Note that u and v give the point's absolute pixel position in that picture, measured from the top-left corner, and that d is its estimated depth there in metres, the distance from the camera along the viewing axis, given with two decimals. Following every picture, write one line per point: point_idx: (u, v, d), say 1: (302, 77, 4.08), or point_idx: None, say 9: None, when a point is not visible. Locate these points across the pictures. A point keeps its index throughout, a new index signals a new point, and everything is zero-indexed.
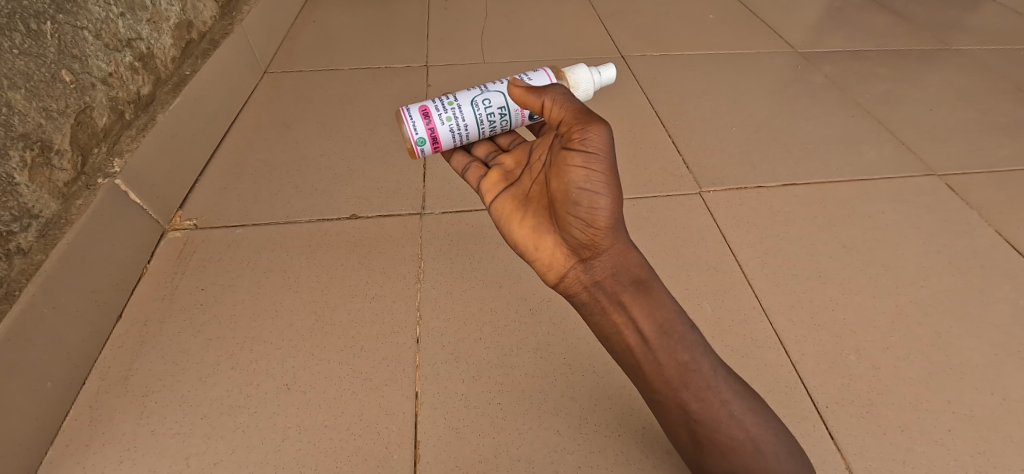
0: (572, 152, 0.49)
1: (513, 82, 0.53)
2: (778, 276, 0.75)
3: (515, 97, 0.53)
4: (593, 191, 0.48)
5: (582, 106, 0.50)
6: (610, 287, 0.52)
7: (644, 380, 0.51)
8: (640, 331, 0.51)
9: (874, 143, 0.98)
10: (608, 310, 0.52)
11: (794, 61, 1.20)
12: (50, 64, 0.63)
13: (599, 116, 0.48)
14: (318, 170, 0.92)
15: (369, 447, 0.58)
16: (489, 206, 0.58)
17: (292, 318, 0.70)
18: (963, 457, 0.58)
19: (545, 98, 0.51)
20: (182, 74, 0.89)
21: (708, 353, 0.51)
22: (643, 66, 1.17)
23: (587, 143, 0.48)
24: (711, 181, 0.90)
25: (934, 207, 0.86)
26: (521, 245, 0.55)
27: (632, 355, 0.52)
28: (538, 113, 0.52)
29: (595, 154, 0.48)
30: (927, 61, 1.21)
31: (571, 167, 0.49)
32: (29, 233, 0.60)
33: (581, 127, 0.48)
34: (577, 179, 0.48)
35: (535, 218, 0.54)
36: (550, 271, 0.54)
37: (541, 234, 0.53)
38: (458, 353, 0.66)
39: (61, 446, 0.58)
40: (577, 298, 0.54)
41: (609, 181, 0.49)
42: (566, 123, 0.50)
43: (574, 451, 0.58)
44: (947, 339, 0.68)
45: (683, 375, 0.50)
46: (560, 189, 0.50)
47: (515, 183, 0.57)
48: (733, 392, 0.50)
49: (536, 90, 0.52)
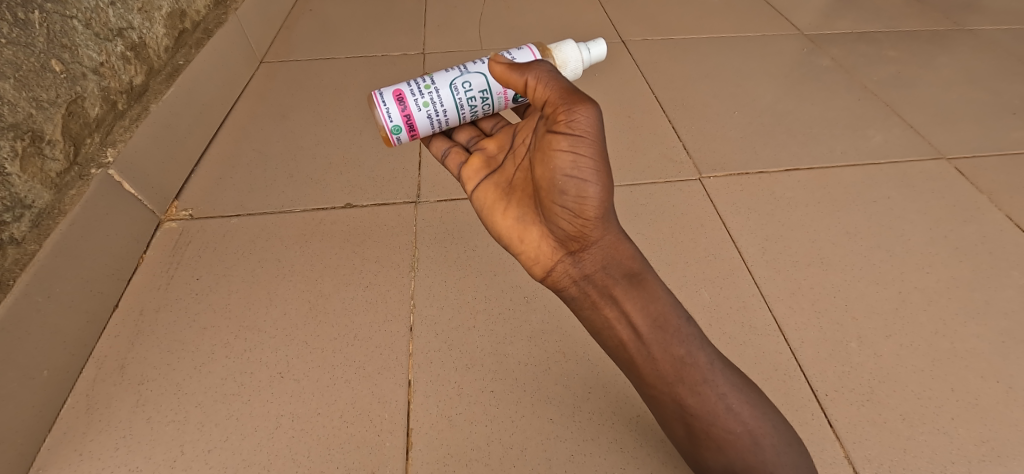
0: (558, 135, 0.47)
1: (495, 60, 0.51)
2: (778, 263, 0.73)
3: (497, 75, 0.51)
4: (581, 179, 0.47)
5: (567, 85, 0.48)
6: (600, 281, 0.51)
7: (638, 374, 0.51)
8: (632, 325, 0.50)
9: (881, 127, 0.95)
10: (599, 305, 0.52)
11: (799, 44, 1.17)
12: (39, 54, 0.63)
13: (587, 96, 0.46)
14: (313, 159, 0.91)
15: (361, 435, 0.58)
16: (471, 195, 0.57)
17: (286, 307, 0.70)
18: (966, 446, 0.57)
19: (529, 76, 0.50)
20: (177, 63, 0.89)
21: (704, 346, 0.50)
22: (643, 51, 1.15)
23: (574, 125, 0.46)
24: (711, 167, 0.88)
25: (943, 192, 0.83)
26: (505, 237, 0.54)
27: (625, 350, 0.51)
28: (521, 92, 0.51)
29: (582, 137, 0.46)
30: (937, 42, 1.18)
31: (555, 150, 0.47)
32: (22, 223, 0.60)
33: (568, 108, 0.46)
34: (563, 164, 0.47)
35: (520, 208, 0.52)
36: (536, 265, 0.53)
37: (526, 225, 0.52)
38: (451, 341, 0.66)
39: (59, 433, 0.58)
40: (567, 292, 0.53)
41: (597, 168, 0.47)
42: (551, 104, 0.48)
43: (568, 439, 0.58)
44: (953, 327, 0.67)
45: (678, 369, 0.49)
46: (546, 177, 0.48)
47: (498, 170, 0.56)
48: (730, 385, 0.49)
49: (519, 68, 0.50)
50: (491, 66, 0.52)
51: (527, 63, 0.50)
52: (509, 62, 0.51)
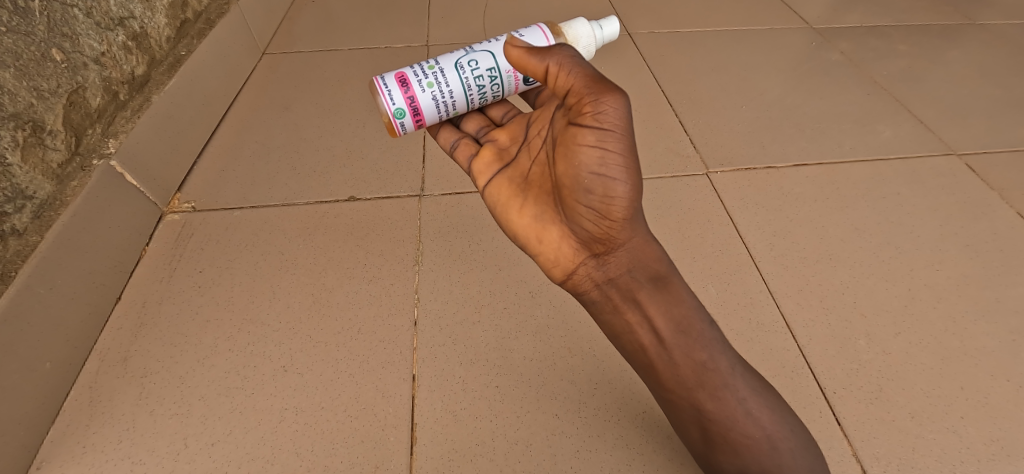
0: (583, 128, 0.45)
1: (512, 42, 0.48)
2: (786, 259, 0.73)
3: (514, 59, 0.48)
4: (608, 177, 0.45)
5: (593, 73, 0.45)
6: (624, 284, 0.51)
7: (657, 379, 0.50)
8: (655, 330, 0.50)
9: (891, 122, 0.94)
10: (621, 309, 0.51)
11: (808, 37, 1.16)
12: (40, 43, 0.62)
13: (615, 86, 0.43)
14: (317, 151, 0.90)
15: (365, 429, 0.58)
16: (486, 191, 0.56)
17: (289, 300, 0.69)
18: (976, 445, 0.56)
19: (550, 61, 0.46)
20: (179, 54, 0.88)
21: (726, 351, 0.50)
22: (649, 44, 1.14)
23: (601, 118, 0.44)
24: (718, 162, 0.87)
25: (953, 188, 0.82)
26: (524, 236, 0.53)
27: (644, 355, 0.51)
28: (540, 78, 0.48)
29: (609, 132, 0.44)
30: (948, 37, 1.16)
31: (582, 145, 0.45)
32: (23, 214, 0.59)
33: (594, 99, 0.43)
34: (588, 161, 0.45)
35: (539, 207, 0.51)
36: (557, 266, 0.52)
37: (546, 224, 0.51)
38: (455, 335, 0.65)
39: (62, 425, 0.58)
40: (588, 295, 0.52)
41: (626, 165, 0.45)
42: (575, 94, 0.45)
43: (573, 435, 0.57)
44: (962, 325, 0.66)
45: (700, 374, 0.48)
46: (569, 174, 0.47)
47: (514, 165, 0.55)
48: (750, 389, 0.48)
49: (539, 53, 0.47)
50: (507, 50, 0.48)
51: (547, 47, 0.47)
52: (529, 46, 0.48)
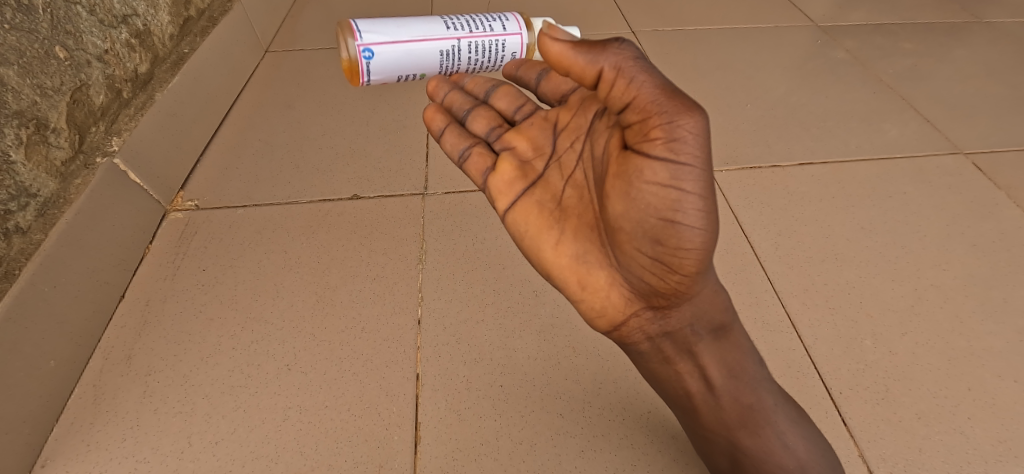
0: (651, 161, 0.37)
1: (551, 35, 0.38)
2: (792, 259, 0.72)
3: (553, 57, 0.38)
4: (683, 226, 0.37)
5: (665, 88, 0.36)
6: (680, 336, 0.47)
7: (695, 419, 0.51)
8: (705, 378, 0.49)
9: (897, 120, 0.93)
10: (672, 359, 0.49)
11: (813, 35, 1.15)
12: (44, 40, 0.62)
13: (695, 106, 0.36)
14: (320, 149, 0.90)
15: (369, 428, 0.58)
16: (510, 221, 0.50)
17: (293, 298, 0.69)
18: (983, 446, 0.56)
19: (606, 64, 0.37)
20: (181, 51, 0.87)
21: (769, 385, 0.51)
22: (653, 42, 1.13)
23: (677, 150, 0.36)
24: (723, 160, 0.86)
25: (960, 187, 0.82)
26: (562, 279, 0.47)
27: (690, 399, 0.50)
28: (590, 83, 0.38)
29: (686, 167, 0.36)
30: (954, 34, 1.15)
31: (643, 181, 0.37)
32: (27, 212, 0.59)
33: (668, 121, 0.36)
34: (657, 204, 0.37)
35: (580, 246, 0.46)
36: (603, 316, 0.47)
37: (590, 268, 0.46)
38: (459, 334, 0.65)
39: (66, 424, 0.58)
40: (637, 344, 0.48)
41: (705, 212, 0.37)
42: (643, 116, 0.37)
43: (578, 434, 0.57)
44: (969, 325, 0.65)
45: (743, 413, 0.49)
46: (629, 218, 0.39)
47: (547, 190, 0.49)
48: (789, 421, 0.49)
49: (589, 52, 0.37)
50: (545, 46, 0.38)
51: (599, 46, 0.37)
52: (574, 40, 0.38)
